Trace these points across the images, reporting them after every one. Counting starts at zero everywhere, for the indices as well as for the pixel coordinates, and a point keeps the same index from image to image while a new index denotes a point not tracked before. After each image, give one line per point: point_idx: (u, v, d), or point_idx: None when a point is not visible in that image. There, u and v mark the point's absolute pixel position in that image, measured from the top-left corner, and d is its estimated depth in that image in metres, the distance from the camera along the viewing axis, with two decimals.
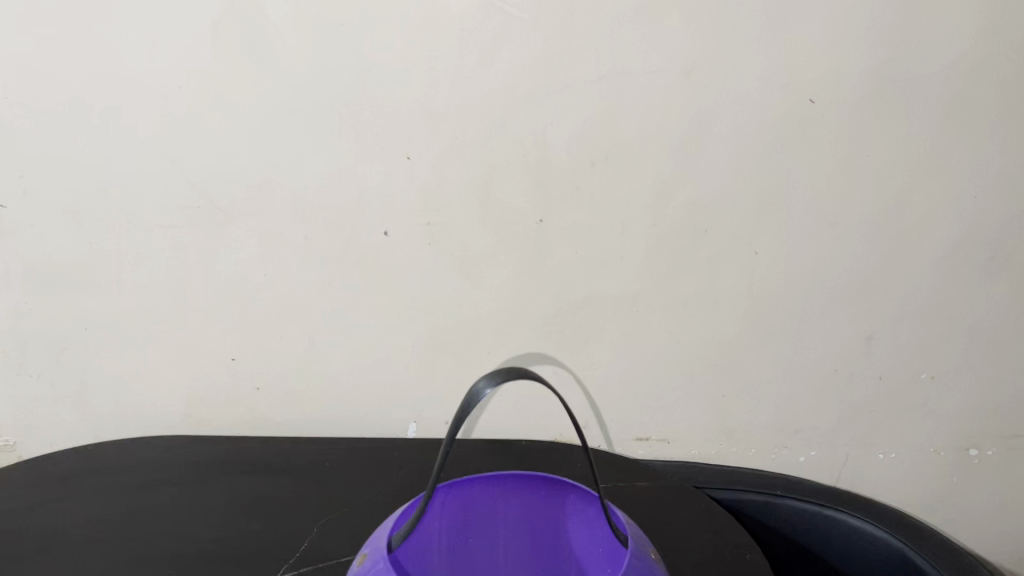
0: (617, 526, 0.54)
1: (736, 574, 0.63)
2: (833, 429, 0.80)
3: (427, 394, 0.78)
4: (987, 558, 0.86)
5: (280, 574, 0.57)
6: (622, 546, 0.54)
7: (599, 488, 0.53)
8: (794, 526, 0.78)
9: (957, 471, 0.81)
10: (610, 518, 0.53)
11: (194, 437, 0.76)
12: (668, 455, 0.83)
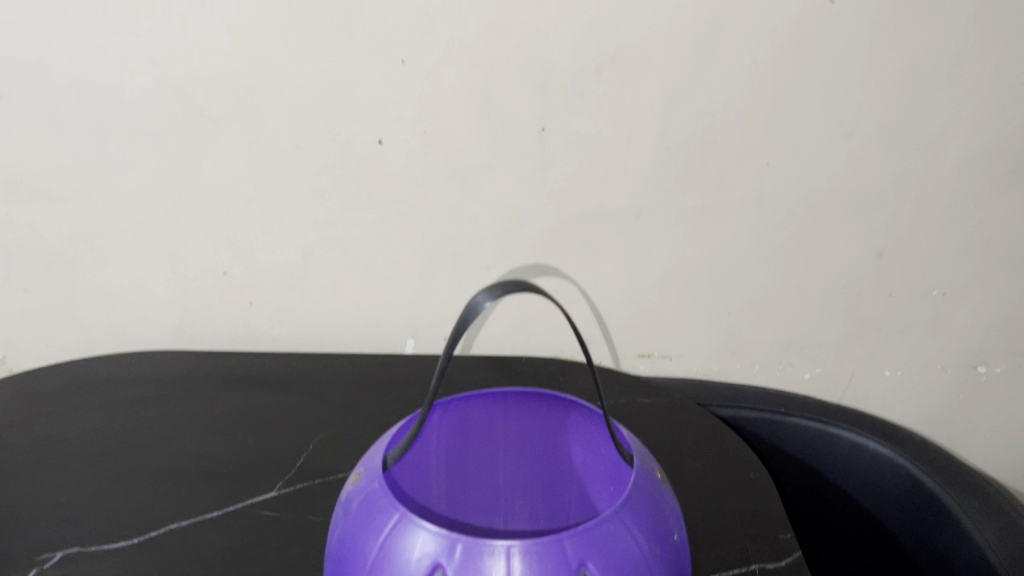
0: (598, 464, 0.45)
1: (732, 494, 0.58)
2: (840, 346, 0.79)
3: (423, 309, 0.77)
4: (986, 469, 0.86)
5: (275, 491, 0.58)
6: (602, 492, 0.45)
7: (574, 417, 0.45)
8: (799, 447, 0.71)
9: (963, 387, 0.80)
10: (592, 455, 0.45)
11: (187, 350, 0.78)
12: (670, 372, 0.81)
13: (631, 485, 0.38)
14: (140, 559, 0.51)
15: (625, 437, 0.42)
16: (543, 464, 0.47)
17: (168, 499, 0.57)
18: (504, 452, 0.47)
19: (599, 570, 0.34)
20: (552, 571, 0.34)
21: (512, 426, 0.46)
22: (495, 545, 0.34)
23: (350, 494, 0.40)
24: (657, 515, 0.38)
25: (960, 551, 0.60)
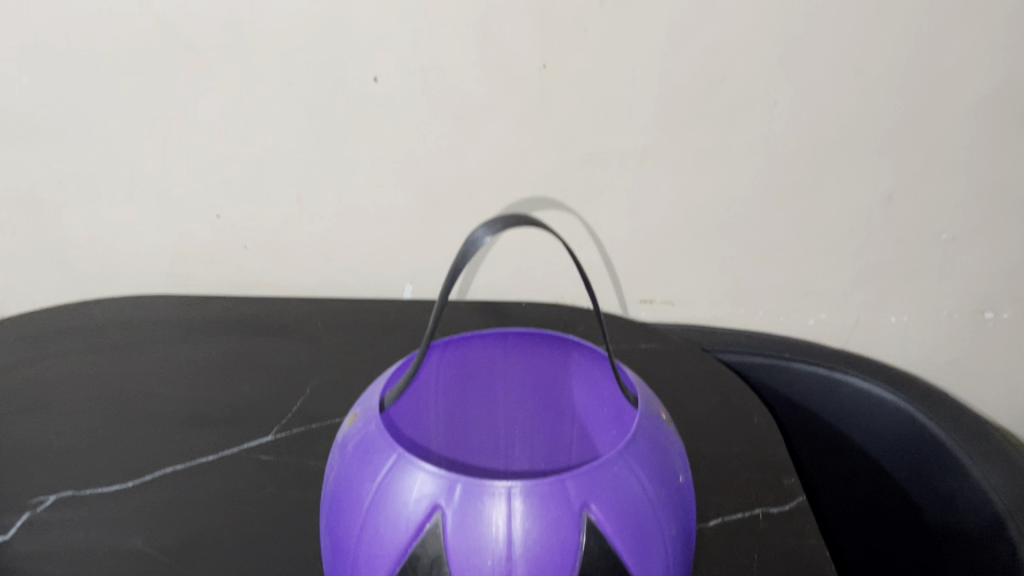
0: (603, 407, 0.44)
1: (738, 440, 0.57)
2: (846, 291, 0.77)
3: (421, 254, 0.76)
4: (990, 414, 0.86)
5: (272, 435, 0.57)
6: (605, 435, 0.44)
7: (577, 360, 0.44)
8: (803, 393, 0.70)
9: (969, 333, 0.79)
10: (596, 397, 0.44)
11: (180, 294, 0.77)
12: (673, 318, 0.80)
13: (635, 426, 0.37)
14: (134, 503, 0.51)
15: (630, 377, 0.40)
16: (545, 406, 0.46)
17: (162, 442, 0.56)
18: (505, 394, 0.46)
19: (602, 511, 0.33)
20: (554, 512, 0.33)
21: (513, 366, 0.45)
22: (495, 485, 0.33)
23: (346, 435, 0.38)
24: (661, 456, 0.37)
25: (962, 496, 0.59)
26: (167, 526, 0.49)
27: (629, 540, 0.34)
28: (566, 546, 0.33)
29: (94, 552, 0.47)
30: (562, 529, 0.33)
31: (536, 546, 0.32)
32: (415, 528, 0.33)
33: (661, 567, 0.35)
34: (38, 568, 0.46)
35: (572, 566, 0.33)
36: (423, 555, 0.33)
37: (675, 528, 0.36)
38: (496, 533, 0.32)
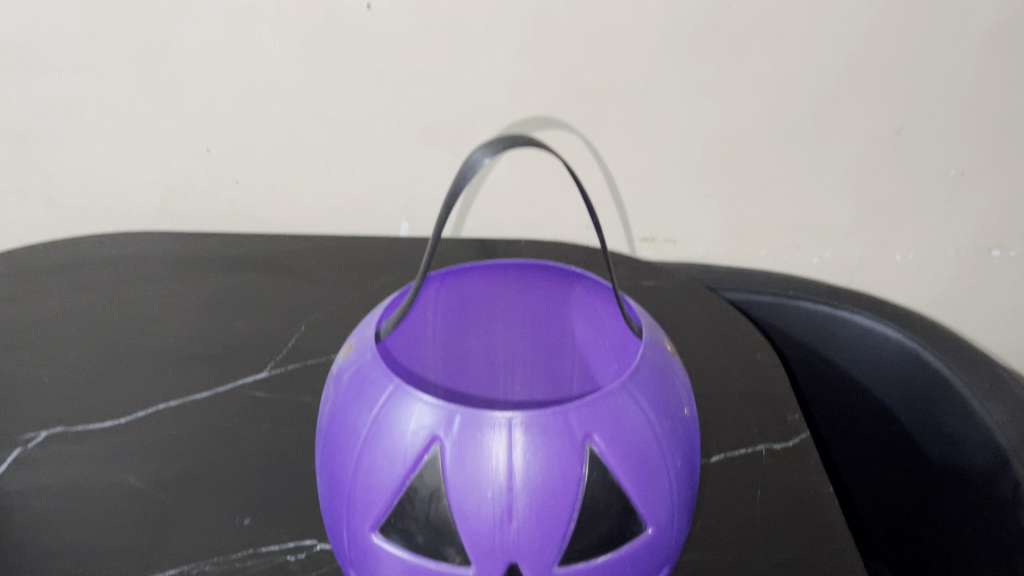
0: (606, 337, 0.43)
1: (741, 377, 0.56)
2: (851, 228, 0.76)
3: (417, 189, 0.74)
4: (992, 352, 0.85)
5: (267, 373, 0.56)
6: (610, 365, 0.43)
7: (576, 290, 0.42)
8: (805, 331, 0.69)
9: (976, 271, 0.78)
10: (599, 327, 0.43)
11: (171, 231, 0.75)
12: (675, 255, 0.79)
13: (639, 356, 0.36)
14: (127, 439, 0.50)
15: (634, 308, 0.38)
16: (547, 339, 0.45)
17: (155, 379, 0.55)
18: (505, 327, 0.44)
19: (606, 443, 0.32)
20: (556, 444, 0.32)
21: (514, 298, 0.43)
22: (496, 417, 0.31)
23: (341, 367, 0.37)
24: (667, 387, 0.35)
25: (966, 434, 0.59)
26: (161, 462, 0.48)
27: (633, 472, 0.33)
28: (569, 479, 0.32)
29: (87, 488, 0.46)
30: (565, 461, 0.32)
31: (538, 478, 0.31)
32: (414, 460, 0.32)
33: (666, 500, 0.34)
34: (30, 504, 0.45)
35: (576, 498, 0.32)
36: (422, 486, 0.33)
37: (680, 460, 0.35)
38: (497, 466, 0.31)
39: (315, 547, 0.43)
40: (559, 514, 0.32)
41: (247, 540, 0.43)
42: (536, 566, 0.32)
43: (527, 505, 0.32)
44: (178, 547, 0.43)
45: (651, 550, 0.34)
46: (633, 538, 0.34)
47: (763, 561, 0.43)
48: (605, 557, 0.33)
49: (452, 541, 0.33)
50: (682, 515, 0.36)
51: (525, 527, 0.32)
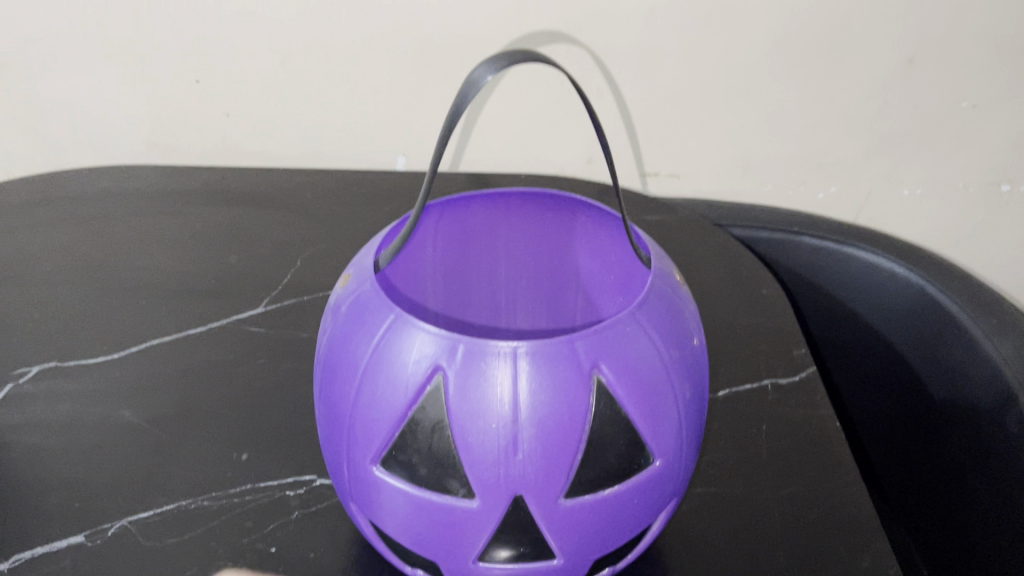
0: (613, 270, 0.41)
1: (747, 313, 0.55)
2: (858, 163, 0.74)
3: (413, 123, 0.71)
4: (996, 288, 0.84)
5: (263, 308, 0.55)
6: (616, 297, 0.42)
7: (581, 223, 0.41)
8: (811, 268, 0.68)
9: (983, 206, 0.77)
10: (605, 260, 0.41)
11: (161, 165, 0.73)
12: (678, 191, 0.77)
13: (647, 285, 0.34)
14: (122, 373, 0.49)
15: (640, 235, 0.37)
16: (550, 271, 0.44)
17: (147, 314, 0.54)
18: (507, 259, 0.43)
19: (614, 373, 0.31)
20: (563, 374, 0.30)
21: (516, 230, 0.42)
22: (500, 346, 0.30)
23: (338, 298, 0.36)
24: (675, 317, 0.34)
25: (971, 371, 0.57)
26: (156, 397, 0.47)
27: (641, 403, 0.32)
28: (576, 410, 0.31)
29: (82, 424, 0.45)
30: (572, 392, 0.31)
31: (544, 409, 0.30)
32: (415, 392, 0.31)
33: (675, 431, 0.33)
34: (24, 438, 0.44)
35: (582, 429, 0.31)
36: (425, 418, 0.32)
37: (689, 391, 0.34)
38: (501, 396, 0.30)
39: (315, 482, 0.43)
40: (566, 446, 0.31)
41: (243, 475, 0.43)
42: (542, 498, 0.32)
43: (533, 436, 0.31)
44: (175, 483, 0.42)
45: (658, 482, 0.34)
46: (641, 471, 0.33)
47: (770, 497, 0.42)
48: (613, 490, 0.33)
49: (456, 473, 0.32)
50: (690, 446, 0.35)
51: (530, 459, 0.31)
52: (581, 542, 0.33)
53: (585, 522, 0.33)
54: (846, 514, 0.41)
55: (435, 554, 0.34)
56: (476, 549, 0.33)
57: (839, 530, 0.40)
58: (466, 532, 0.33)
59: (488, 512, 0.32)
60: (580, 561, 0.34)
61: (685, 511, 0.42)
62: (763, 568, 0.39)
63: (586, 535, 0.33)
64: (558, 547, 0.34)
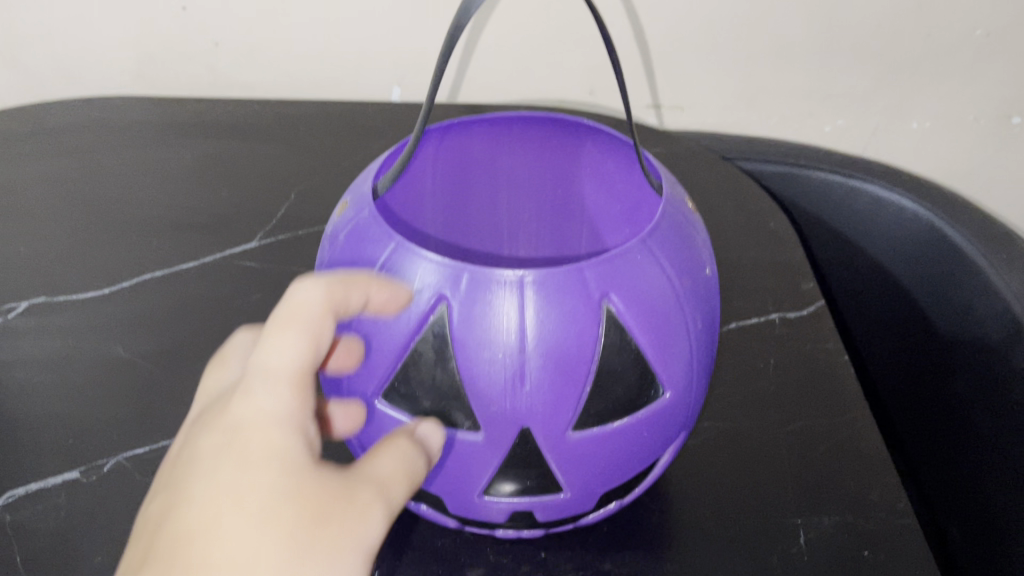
0: (621, 198, 0.40)
1: (754, 243, 0.54)
2: (868, 95, 0.71)
3: (408, 53, 0.68)
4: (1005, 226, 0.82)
5: (257, 242, 0.54)
6: (625, 227, 0.41)
7: (588, 149, 0.39)
8: (818, 203, 0.66)
9: (995, 140, 0.73)
10: (611, 188, 0.40)
11: (146, 96, 0.70)
12: (683, 125, 0.73)
13: (658, 212, 0.33)
14: (113, 308, 0.48)
15: (651, 161, 0.35)
16: (555, 198, 0.42)
17: (137, 249, 0.53)
18: (512, 187, 0.42)
19: (624, 303, 0.30)
20: (571, 304, 0.29)
21: (523, 155, 0.40)
22: (505, 276, 0.29)
23: (335, 227, 0.34)
24: (686, 245, 0.33)
25: (980, 308, 0.56)
26: (148, 333, 0.46)
27: (652, 334, 0.31)
28: (585, 341, 0.30)
29: (73, 359, 0.44)
30: (580, 322, 0.29)
31: (552, 340, 0.29)
32: (419, 322, 0.30)
33: (686, 363, 0.32)
34: (12, 374, 0.43)
35: (592, 361, 0.30)
36: (429, 349, 0.31)
37: (701, 322, 0.33)
38: (508, 327, 0.29)
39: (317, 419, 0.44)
40: (575, 378, 0.30)
41: None
42: (549, 431, 0.31)
43: (540, 368, 0.29)
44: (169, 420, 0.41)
45: (668, 415, 0.33)
46: (651, 403, 0.32)
47: (777, 433, 0.42)
48: (622, 423, 0.32)
49: (462, 406, 0.31)
50: (699, 378, 0.34)
51: (537, 391, 0.30)
52: (589, 476, 0.33)
53: (593, 456, 0.32)
54: (855, 450, 0.40)
55: (440, 489, 0.34)
56: (481, 483, 0.33)
57: (847, 467, 0.40)
58: (470, 467, 0.32)
59: (494, 446, 0.31)
60: (586, 495, 0.34)
61: (691, 447, 0.41)
62: (770, 504, 0.38)
63: (593, 469, 0.32)
64: (565, 481, 0.33)
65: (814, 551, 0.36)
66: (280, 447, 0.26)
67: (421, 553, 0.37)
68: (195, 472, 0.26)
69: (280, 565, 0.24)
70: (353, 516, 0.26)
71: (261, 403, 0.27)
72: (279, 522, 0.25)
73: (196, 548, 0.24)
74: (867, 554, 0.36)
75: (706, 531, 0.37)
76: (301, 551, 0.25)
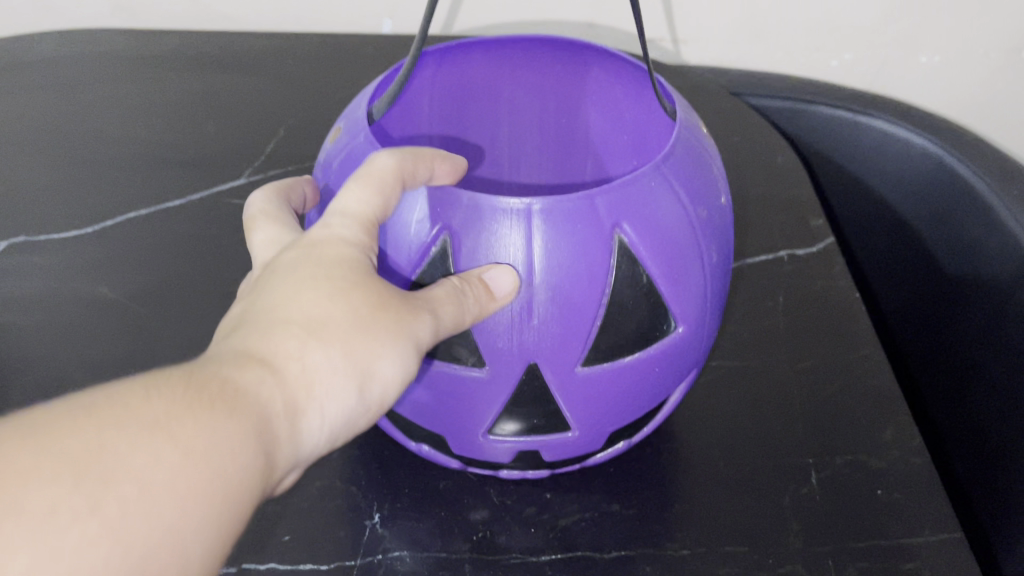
0: (630, 126, 0.38)
1: (762, 181, 0.52)
2: (875, 26, 0.64)
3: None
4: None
5: (246, 180, 0.51)
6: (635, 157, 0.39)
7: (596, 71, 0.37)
8: (825, 140, 0.64)
9: (1007, 76, 0.67)
10: (622, 115, 0.38)
11: (125, 35, 0.63)
12: (684, 59, 0.68)
13: (673, 137, 0.31)
14: (98, 247, 0.46)
15: (666, 88, 0.32)
16: (557, 121, 0.40)
17: (123, 183, 0.51)
18: (511, 110, 0.40)
19: (637, 233, 0.28)
20: (580, 233, 0.27)
21: (524, 74, 0.38)
22: (509, 203, 0.27)
23: (329, 155, 0.32)
24: (702, 172, 0.31)
25: (990, 244, 0.54)
26: (135, 272, 0.45)
27: (667, 266, 0.29)
28: (596, 272, 0.28)
29: (57, 298, 0.43)
30: (591, 253, 0.27)
31: (561, 272, 0.27)
32: (420, 253, 0.28)
33: (701, 297, 0.31)
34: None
35: (603, 294, 0.28)
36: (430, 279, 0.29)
37: (717, 253, 0.31)
38: (514, 258, 0.27)
39: None
40: (585, 313, 0.28)
41: None
42: (557, 368, 0.29)
43: (548, 301, 0.28)
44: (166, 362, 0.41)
45: (681, 351, 0.31)
46: (663, 337, 0.31)
47: (788, 371, 0.40)
48: (634, 359, 0.30)
49: (463, 339, 0.30)
50: (713, 314, 0.32)
51: (545, 325, 0.28)
52: (598, 414, 0.31)
53: (604, 393, 0.31)
54: (869, 388, 0.39)
55: (443, 428, 0.32)
56: (484, 423, 0.31)
57: (860, 405, 0.39)
58: (472, 406, 0.31)
59: (498, 384, 0.30)
60: (595, 434, 0.32)
61: (699, 385, 0.40)
62: (780, 443, 0.37)
63: (604, 406, 0.31)
64: (574, 419, 0.31)
65: (825, 491, 0.35)
66: (350, 255, 0.26)
67: (421, 494, 0.36)
68: (270, 274, 0.26)
69: (352, 332, 0.25)
70: (413, 315, 0.26)
71: (330, 229, 0.27)
72: (348, 300, 0.25)
73: (275, 317, 0.24)
74: (880, 494, 0.35)
75: (715, 471, 0.36)
76: (368, 325, 0.25)
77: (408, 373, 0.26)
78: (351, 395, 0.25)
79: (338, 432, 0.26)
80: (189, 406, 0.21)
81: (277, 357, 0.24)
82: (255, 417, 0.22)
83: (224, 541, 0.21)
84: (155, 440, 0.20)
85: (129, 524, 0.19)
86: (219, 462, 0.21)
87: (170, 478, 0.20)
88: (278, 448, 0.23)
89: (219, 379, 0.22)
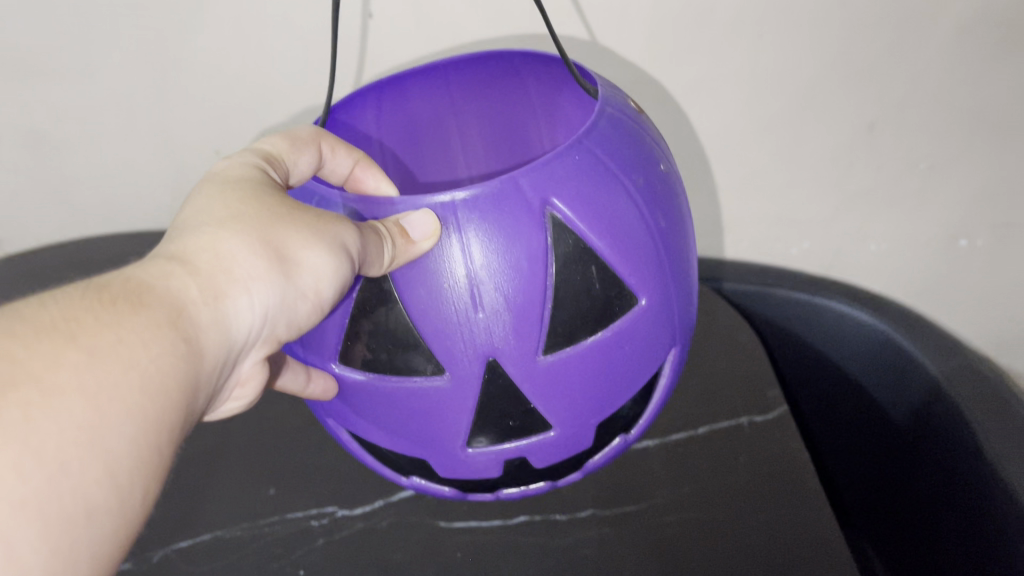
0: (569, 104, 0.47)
1: (728, 361, 0.60)
2: (830, 218, 0.73)
3: None
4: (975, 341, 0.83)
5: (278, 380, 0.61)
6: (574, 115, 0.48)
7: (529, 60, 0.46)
8: (790, 317, 0.72)
9: (943, 256, 0.75)
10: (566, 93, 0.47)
11: None
12: None
13: (598, 111, 0.37)
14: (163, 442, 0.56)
15: (587, 69, 0.41)
16: (497, 115, 0.51)
17: None
18: (455, 113, 0.51)
19: (563, 207, 0.33)
20: (512, 213, 0.33)
21: (458, 85, 0.49)
22: (439, 201, 0.32)
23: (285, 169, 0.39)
24: (631, 143, 0.37)
25: (931, 407, 0.61)
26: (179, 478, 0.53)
27: (606, 238, 0.34)
28: (534, 248, 0.33)
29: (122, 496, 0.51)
30: (525, 235, 0.33)
31: (499, 261, 0.33)
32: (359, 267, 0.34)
33: (652, 266, 0.36)
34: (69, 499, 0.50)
35: (544, 273, 0.33)
36: (386, 301, 0.35)
37: (661, 220, 0.37)
38: (456, 256, 0.33)
39: (336, 513, 0.50)
40: (532, 293, 0.33)
41: (274, 507, 0.50)
42: (519, 358, 0.34)
43: (492, 288, 0.33)
44: (232, 525, 0.49)
45: (642, 325, 0.36)
46: (626, 310, 0.36)
47: (747, 521, 0.47)
48: (595, 338, 0.35)
49: (418, 350, 0.35)
50: (675, 284, 0.37)
51: (494, 312, 0.33)
52: (571, 404, 0.36)
53: (569, 376, 0.35)
54: (817, 536, 0.46)
55: (430, 453, 0.38)
56: (459, 428, 0.37)
57: (810, 543, 0.45)
58: (446, 411, 0.36)
59: (460, 382, 0.35)
60: (580, 425, 0.38)
61: (667, 538, 0.47)
62: None
63: (578, 391, 0.36)
64: (553, 416, 0.37)
65: None
66: (262, 184, 0.34)
67: None
68: (191, 203, 0.33)
69: (262, 227, 0.32)
70: (337, 218, 0.32)
71: (236, 166, 0.35)
72: (258, 204, 0.32)
73: (189, 238, 0.31)
74: None
75: None
76: (276, 220, 0.32)
77: (341, 267, 0.32)
78: (273, 276, 0.31)
79: (270, 317, 0.32)
80: (90, 311, 0.27)
81: (194, 252, 0.31)
82: (160, 310, 0.28)
83: (146, 435, 0.26)
84: (57, 354, 0.25)
85: (42, 425, 0.23)
86: (124, 362, 0.26)
87: (74, 379, 0.25)
88: (201, 325, 0.30)
89: (130, 286, 0.29)
